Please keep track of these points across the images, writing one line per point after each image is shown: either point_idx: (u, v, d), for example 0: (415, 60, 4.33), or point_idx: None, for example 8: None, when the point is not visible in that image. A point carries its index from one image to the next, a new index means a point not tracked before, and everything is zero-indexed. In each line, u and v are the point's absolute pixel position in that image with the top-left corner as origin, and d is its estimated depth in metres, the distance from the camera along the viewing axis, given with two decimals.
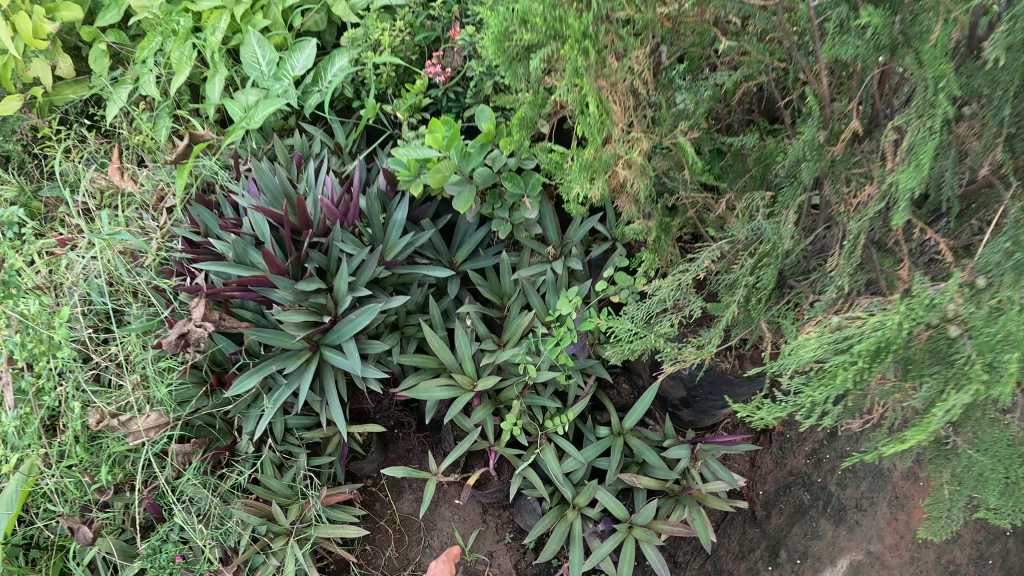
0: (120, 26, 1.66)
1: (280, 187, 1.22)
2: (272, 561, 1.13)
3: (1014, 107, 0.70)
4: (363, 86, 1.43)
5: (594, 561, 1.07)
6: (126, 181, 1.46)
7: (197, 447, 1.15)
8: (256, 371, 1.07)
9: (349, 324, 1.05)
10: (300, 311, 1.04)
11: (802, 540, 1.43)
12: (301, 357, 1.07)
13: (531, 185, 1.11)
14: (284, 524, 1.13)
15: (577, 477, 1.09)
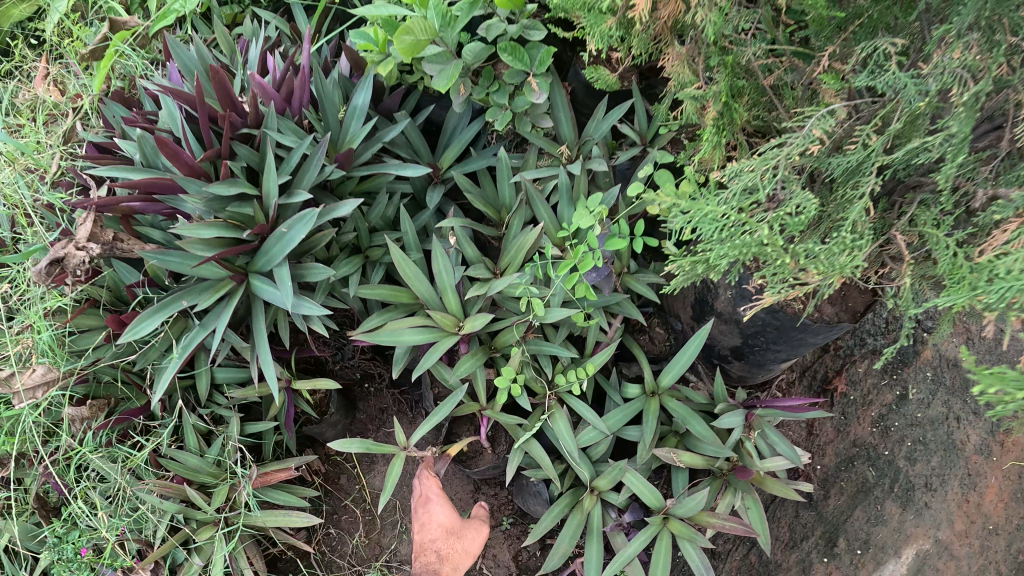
0: None
1: (200, 62, 0.94)
2: (195, 560, 0.88)
3: None
4: None
5: (619, 565, 0.80)
6: (35, 88, 1.18)
7: (96, 412, 0.93)
8: (159, 309, 0.81)
9: (279, 241, 0.77)
10: (211, 223, 0.76)
11: (865, 527, 1.14)
12: (218, 291, 0.80)
13: (540, 58, 0.81)
14: (207, 513, 0.85)
15: (598, 453, 0.82)
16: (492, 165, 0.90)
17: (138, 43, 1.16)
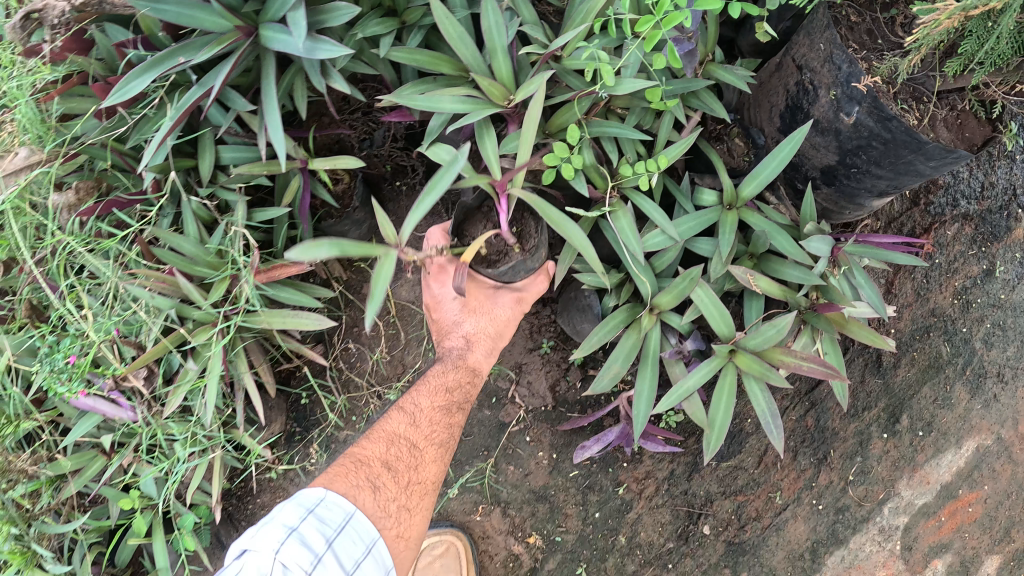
0: None
1: None
2: (191, 365, 0.79)
3: None
4: None
5: (676, 394, 0.69)
6: None
7: (85, 198, 0.81)
8: (149, 66, 0.68)
9: None
10: None
11: (932, 408, 1.03)
12: (219, 44, 0.66)
13: None
14: (204, 308, 0.75)
15: (661, 262, 0.71)
16: None
17: None
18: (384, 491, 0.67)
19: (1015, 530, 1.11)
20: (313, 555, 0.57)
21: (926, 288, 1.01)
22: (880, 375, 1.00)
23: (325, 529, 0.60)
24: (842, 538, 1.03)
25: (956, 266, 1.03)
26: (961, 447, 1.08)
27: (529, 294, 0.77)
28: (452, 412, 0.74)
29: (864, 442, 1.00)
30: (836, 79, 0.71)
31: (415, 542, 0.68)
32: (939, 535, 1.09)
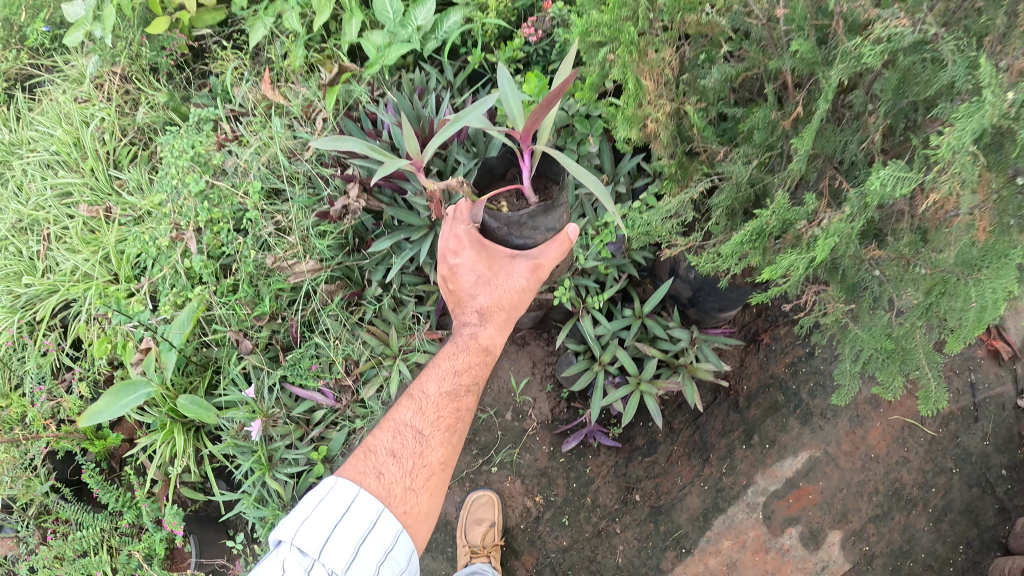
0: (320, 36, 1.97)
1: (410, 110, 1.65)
2: (384, 372, 1.74)
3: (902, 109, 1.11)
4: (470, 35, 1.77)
5: (611, 398, 1.61)
6: (275, 92, 1.84)
7: (339, 289, 1.73)
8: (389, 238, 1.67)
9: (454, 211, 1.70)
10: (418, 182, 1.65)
11: (773, 430, 1.89)
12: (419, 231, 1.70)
13: (595, 128, 1.53)
14: (393, 347, 1.72)
15: (606, 341, 1.65)
16: None
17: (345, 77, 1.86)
18: (390, 478, 1.25)
19: (847, 513, 1.88)
20: (322, 529, 1.14)
21: (766, 361, 1.90)
22: (735, 411, 1.90)
23: (329, 509, 1.17)
24: (723, 506, 1.88)
25: (789, 347, 1.89)
26: (797, 454, 1.88)
27: (540, 261, 1.36)
28: (454, 399, 1.36)
29: (727, 448, 1.89)
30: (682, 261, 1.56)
31: (415, 511, 1.25)
32: (790, 511, 1.87)
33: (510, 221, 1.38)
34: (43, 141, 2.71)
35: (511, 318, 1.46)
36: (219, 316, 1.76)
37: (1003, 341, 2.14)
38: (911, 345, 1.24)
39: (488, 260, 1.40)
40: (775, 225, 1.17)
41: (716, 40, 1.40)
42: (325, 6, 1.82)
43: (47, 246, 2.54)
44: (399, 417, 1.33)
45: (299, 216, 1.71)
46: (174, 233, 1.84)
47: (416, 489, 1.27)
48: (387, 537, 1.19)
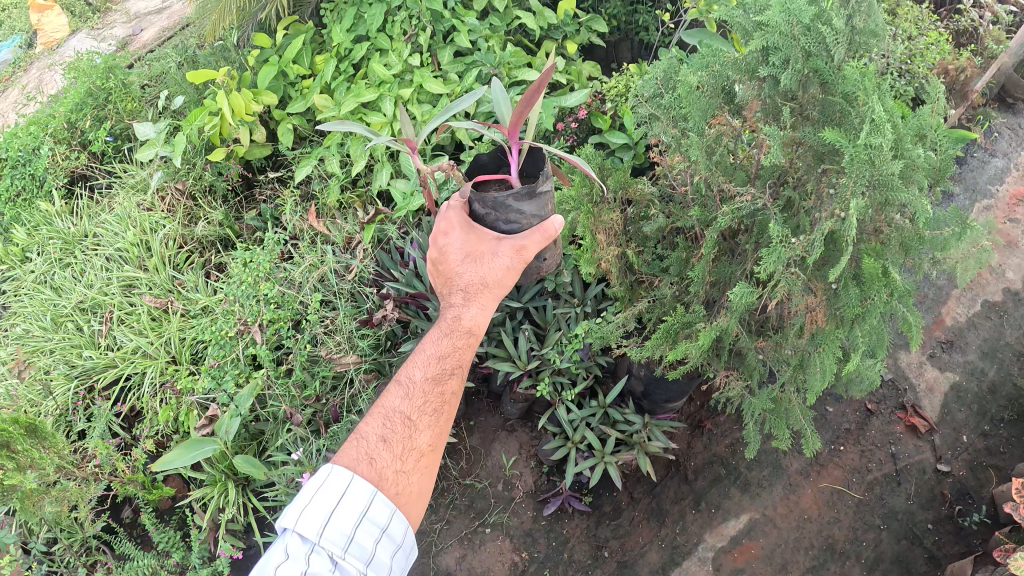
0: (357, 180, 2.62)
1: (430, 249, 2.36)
2: None
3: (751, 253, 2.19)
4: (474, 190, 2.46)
5: (581, 466, 2.31)
6: (322, 224, 2.56)
7: (372, 378, 2.33)
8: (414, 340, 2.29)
9: None
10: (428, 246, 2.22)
11: (718, 497, 2.41)
12: None
13: (565, 264, 2.29)
14: None
15: (576, 424, 2.37)
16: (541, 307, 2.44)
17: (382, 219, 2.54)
18: (381, 462, 1.48)
19: (787, 564, 2.30)
20: (320, 516, 1.35)
21: (709, 443, 2.50)
22: (685, 483, 2.43)
23: (325, 499, 1.38)
24: (679, 559, 2.32)
25: (727, 432, 2.50)
26: (739, 517, 2.38)
27: (518, 245, 1.76)
28: (440, 379, 1.64)
29: (680, 513, 2.39)
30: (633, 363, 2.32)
31: (405, 487, 1.48)
32: (738, 563, 2.30)
33: (496, 209, 1.73)
34: (111, 239, 3.26)
35: (491, 302, 1.80)
36: (273, 393, 2.28)
37: (919, 417, 2.64)
38: (790, 406, 2.16)
39: (476, 242, 1.79)
40: (683, 321, 2.10)
41: (647, 207, 2.25)
42: (359, 159, 2.44)
43: (109, 327, 2.99)
44: (389, 405, 1.58)
45: (345, 321, 2.33)
46: (240, 327, 2.40)
47: (407, 471, 1.50)
48: (383, 512, 1.42)
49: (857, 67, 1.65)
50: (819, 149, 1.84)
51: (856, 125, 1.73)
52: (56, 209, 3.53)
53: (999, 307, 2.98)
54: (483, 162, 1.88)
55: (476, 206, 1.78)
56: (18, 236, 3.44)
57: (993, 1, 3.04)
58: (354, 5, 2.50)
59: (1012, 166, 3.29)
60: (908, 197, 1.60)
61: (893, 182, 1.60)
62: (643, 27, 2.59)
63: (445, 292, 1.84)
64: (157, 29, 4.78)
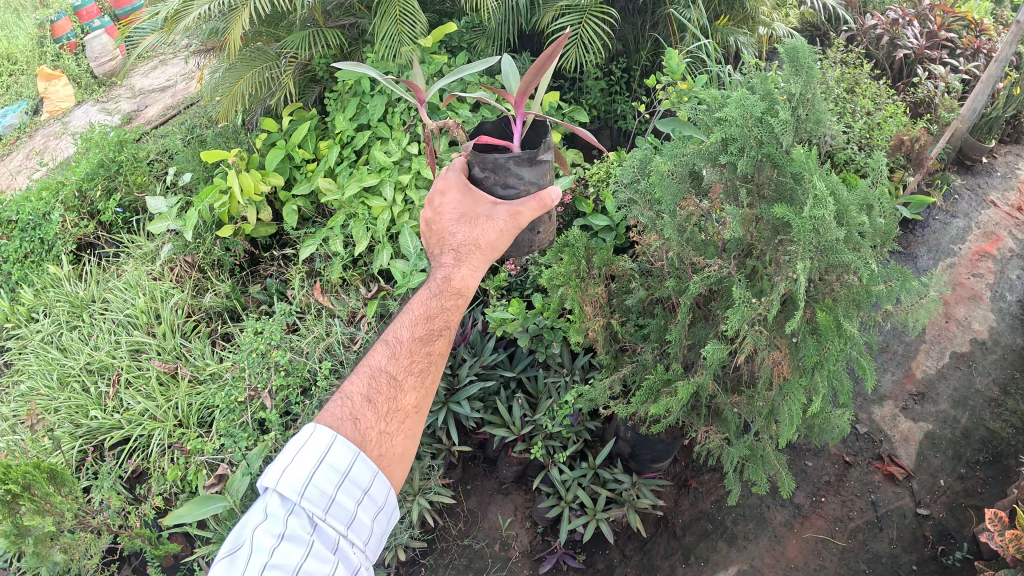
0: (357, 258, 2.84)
1: None
2: (420, 500, 2.42)
3: (714, 315, 2.36)
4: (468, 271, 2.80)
5: (575, 525, 2.46)
6: (328, 300, 2.77)
7: None
8: None
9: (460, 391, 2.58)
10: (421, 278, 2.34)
11: (706, 551, 2.52)
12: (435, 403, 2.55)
13: (555, 335, 2.48)
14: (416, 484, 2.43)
15: (568, 484, 2.54)
16: (534, 376, 2.68)
17: (384, 294, 2.73)
18: (366, 422, 1.45)
19: None
20: (302, 475, 1.34)
21: (695, 500, 2.66)
22: (674, 539, 2.57)
23: (306, 460, 1.36)
24: None
25: (712, 489, 2.67)
26: (729, 568, 2.47)
27: (518, 210, 1.76)
28: (428, 339, 1.56)
29: (671, 567, 2.51)
30: (621, 426, 2.52)
31: (389, 444, 1.46)
32: None
33: (495, 167, 1.79)
34: (121, 305, 3.41)
35: (482, 264, 1.73)
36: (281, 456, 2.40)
37: (895, 466, 2.80)
38: (766, 453, 2.33)
39: (471, 205, 1.80)
40: (664, 380, 2.26)
41: (628, 281, 2.45)
42: (361, 239, 2.64)
43: (116, 389, 3.07)
44: (374, 363, 1.52)
45: None
46: (250, 393, 2.56)
47: (390, 433, 1.47)
48: (365, 473, 1.40)
49: (802, 150, 1.85)
50: (766, 230, 2.09)
51: (802, 198, 1.92)
52: (63, 272, 3.66)
53: (968, 357, 3.18)
54: (488, 131, 1.99)
55: (477, 171, 1.86)
56: (26, 298, 3.57)
57: (941, 78, 3.35)
58: (357, 97, 2.76)
59: (972, 226, 3.66)
60: (854, 260, 1.83)
61: (837, 247, 1.86)
62: (620, 116, 2.88)
63: (436, 252, 1.77)
64: (163, 104, 5.04)
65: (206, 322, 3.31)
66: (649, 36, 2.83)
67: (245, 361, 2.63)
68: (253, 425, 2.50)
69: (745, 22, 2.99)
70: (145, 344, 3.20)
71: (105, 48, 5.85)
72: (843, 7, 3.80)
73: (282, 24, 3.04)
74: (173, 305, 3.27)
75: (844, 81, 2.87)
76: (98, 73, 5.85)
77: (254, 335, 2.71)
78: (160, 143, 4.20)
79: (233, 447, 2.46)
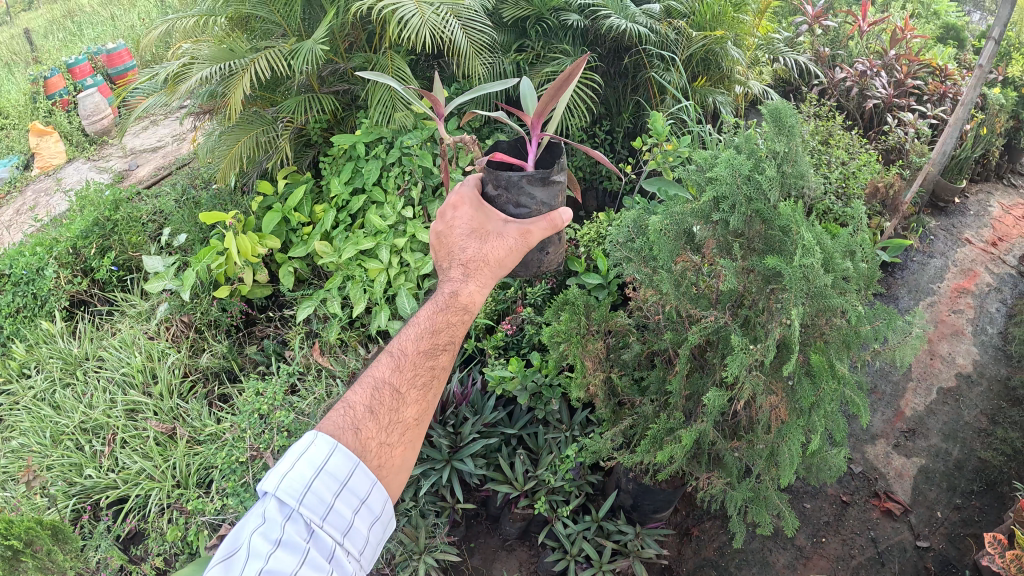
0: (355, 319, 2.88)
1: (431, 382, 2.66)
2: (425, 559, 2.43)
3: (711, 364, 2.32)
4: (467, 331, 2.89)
5: None
6: (327, 360, 2.76)
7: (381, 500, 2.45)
8: (420, 464, 2.55)
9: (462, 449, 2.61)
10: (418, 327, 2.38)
11: None
12: (438, 461, 2.57)
13: (554, 392, 2.56)
14: (421, 542, 2.44)
15: (573, 536, 2.55)
16: (534, 432, 2.73)
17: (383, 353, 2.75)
18: (366, 431, 1.33)
19: None
20: (301, 480, 1.25)
21: (697, 548, 2.68)
22: None
23: (306, 464, 1.27)
24: None
25: (713, 536, 2.71)
26: None
27: (529, 230, 1.71)
28: (433, 352, 1.42)
29: None
30: (623, 477, 2.54)
31: (390, 453, 1.35)
32: None
33: (510, 183, 1.78)
34: (115, 363, 3.35)
35: (491, 280, 1.61)
36: None
37: (891, 501, 2.85)
38: (768, 494, 2.28)
39: (481, 222, 1.71)
40: (666, 428, 2.26)
41: (625, 335, 2.50)
42: (359, 300, 2.68)
43: (111, 448, 2.99)
44: (377, 373, 1.39)
45: None
46: (251, 453, 2.50)
47: (390, 445, 1.35)
48: (365, 483, 1.30)
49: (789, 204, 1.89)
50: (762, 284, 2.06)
51: (792, 247, 1.93)
52: (57, 328, 3.62)
53: (954, 392, 3.29)
54: (504, 149, 2.00)
55: (490, 188, 1.84)
56: (17, 353, 3.50)
57: (910, 124, 3.53)
58: (352, 161, 2.85)
59: (949, 264, 3.91)
60: (843, 302, 1.85)
61: (827, 291, 1.87)
62: (606, 177, 3.01)
63: (441, 265, 1.64)
64: (155, 164, 5.09)
65: (202, 382, 3.28)
66: (631, 99, 3.04)
67: (244, 419, 2.59)
68: (253, 484, 2.46)
69: (721, 82, 3.15)
70: (139, 403, 3.15)
71: (97, 107, 5.91)
72: (813, 60, 4.01)
73: (279, 89, 3.13)
74: (169, 364, 3.24)
75: (820, 132, 3.07)
76: (90, 131, 5.94)
77: (254, 395, 2.70)
78: (155, 203, 4.25)
79: (234, 508, 2.41)
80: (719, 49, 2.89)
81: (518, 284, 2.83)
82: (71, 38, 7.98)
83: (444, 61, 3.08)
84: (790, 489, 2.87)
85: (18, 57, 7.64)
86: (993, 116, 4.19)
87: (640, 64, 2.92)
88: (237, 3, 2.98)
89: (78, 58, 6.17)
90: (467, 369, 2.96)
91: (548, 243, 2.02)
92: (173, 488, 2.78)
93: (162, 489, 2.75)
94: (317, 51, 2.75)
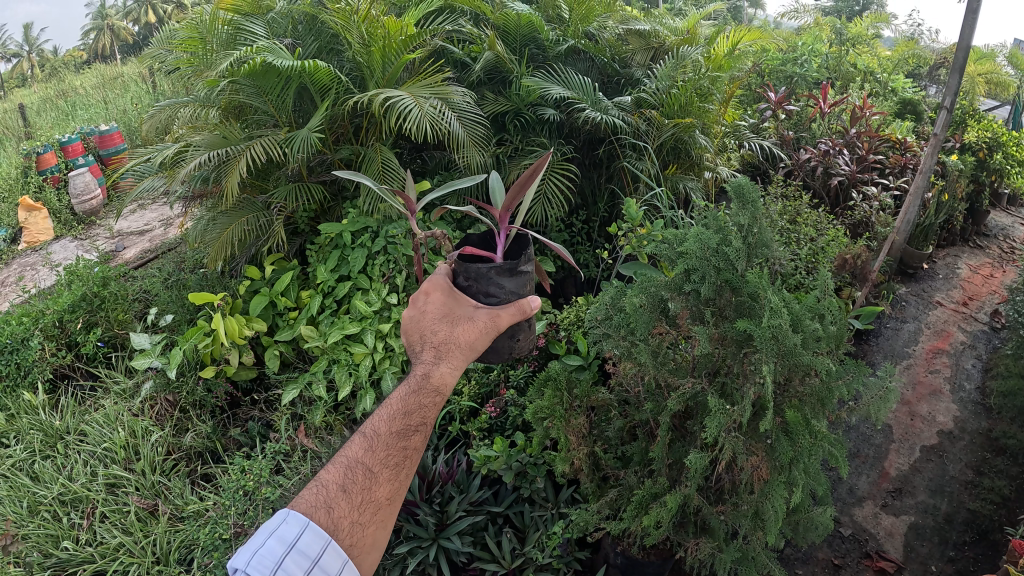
0: (340, 400, 2.90)
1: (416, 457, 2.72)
2: None
3: (688, 431, 2.33)
4: (451, 413, 2.98)
5: None
6: (312, 441, 2.76)
7: None
8: (406, 542, 2.51)
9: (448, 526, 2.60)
10: None
11: None
12: (424, 539, 2.55)
13: (539, 470, 2.62)
14: None
15: None
16: (519, 511, 2.74)
17: None
18: (338, 512, 1.34)
19: None
20: (272, 556, 1.26)
21: None
22: None
23: (277, 540, 1.28)
24: None
25: None
26: None
27: (502, 315, 1.71)
28: (407, 434, 1.42)
29: None
30: (610, 552, 2.53)
31: (360, 532, 1.36)
32: None
33: (479, 274, 1.80)
34: (96, 439, 3.29)
35: (462, 363, 1.59)
36: None
37: (885, 560, 2.84)
38: (758, 559, 2.24)
39: (452, 307, 1.70)
40: (650, 494, 2.25)
41: (606, 410, 2.55)
42: (344, 382, 2.74)
43: (90, 522, 2.91)
44: (350, 455, 1.40)
45: None
46: (236, 529, 2.42)
47: (362, 524, 1.36)
48: (338, 561, 1.30)
49: (755, 272, 1.95)
50: (734, 357, 2.07)
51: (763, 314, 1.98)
52: (40, 400, 3.57)
53: (937, 448, 3.35)
54: (474, 242, 2.04)
55: (460, 279, 1.85)
56: None
57: (874, 198, 3.72)
58: (338, 250, 2.97)
59: (922, 326, 4.04)
60: (813, 359, 1.88)
61: (796, 349, 1.90)
62: (584, 264, 3.17)
63: (412, 350, 1.62)
64: (141, 246, 5.17)
65: (187, 461, 3.25)
66: (605, 188, 3.25)
67: (226, 495, 2.52)
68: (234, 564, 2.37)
69: (692, 168, 3.35)
70: (120, 478, 3.08)
71: (87, 185, 5.99)
72: (778, 142, 4.26)
73: (270, 178, 3.25)
74: (152, 439, 3.20)
75: (788, 211, 3.24)
76: (78, 208, 5.98)
77: (238, 472, 2.66)
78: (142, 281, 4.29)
79: None
80: (688, 136, 3.07)
81: (500, 367, 2.96)
82: (64, 117, 8.17)
83: (429, 153, 3.25)
84: (781, 556, 2.86)
85: (11, 132, 7.82)
86: (953, 182, 4.42)
87: (613, 155, 3.15)
88: (232, 94, 3.11)
89: (71, 138, 6.33)
90: (451, 452, 3.02)
91: (518, 328, 2.05)
92: (152, 567, 2.68)
93: (140, 568, 2.65)
94: (309, 141, 2.86)
